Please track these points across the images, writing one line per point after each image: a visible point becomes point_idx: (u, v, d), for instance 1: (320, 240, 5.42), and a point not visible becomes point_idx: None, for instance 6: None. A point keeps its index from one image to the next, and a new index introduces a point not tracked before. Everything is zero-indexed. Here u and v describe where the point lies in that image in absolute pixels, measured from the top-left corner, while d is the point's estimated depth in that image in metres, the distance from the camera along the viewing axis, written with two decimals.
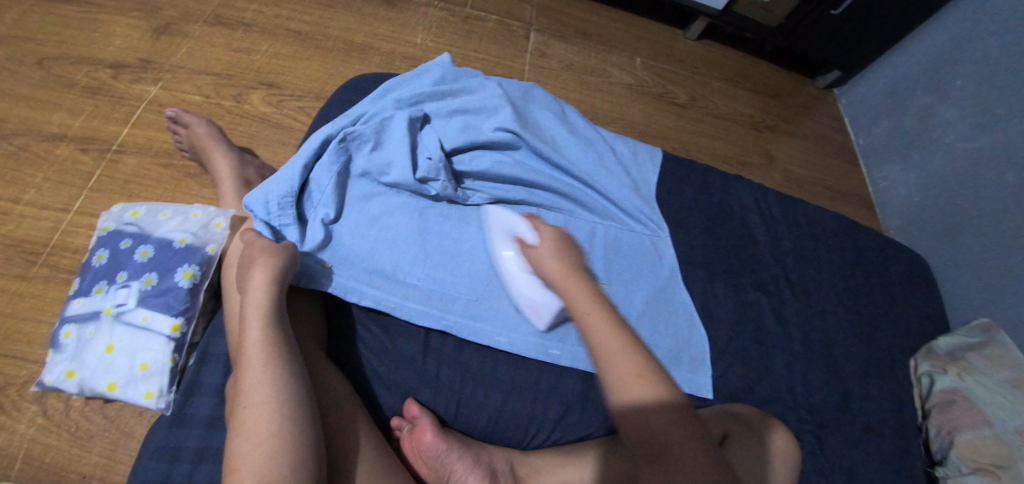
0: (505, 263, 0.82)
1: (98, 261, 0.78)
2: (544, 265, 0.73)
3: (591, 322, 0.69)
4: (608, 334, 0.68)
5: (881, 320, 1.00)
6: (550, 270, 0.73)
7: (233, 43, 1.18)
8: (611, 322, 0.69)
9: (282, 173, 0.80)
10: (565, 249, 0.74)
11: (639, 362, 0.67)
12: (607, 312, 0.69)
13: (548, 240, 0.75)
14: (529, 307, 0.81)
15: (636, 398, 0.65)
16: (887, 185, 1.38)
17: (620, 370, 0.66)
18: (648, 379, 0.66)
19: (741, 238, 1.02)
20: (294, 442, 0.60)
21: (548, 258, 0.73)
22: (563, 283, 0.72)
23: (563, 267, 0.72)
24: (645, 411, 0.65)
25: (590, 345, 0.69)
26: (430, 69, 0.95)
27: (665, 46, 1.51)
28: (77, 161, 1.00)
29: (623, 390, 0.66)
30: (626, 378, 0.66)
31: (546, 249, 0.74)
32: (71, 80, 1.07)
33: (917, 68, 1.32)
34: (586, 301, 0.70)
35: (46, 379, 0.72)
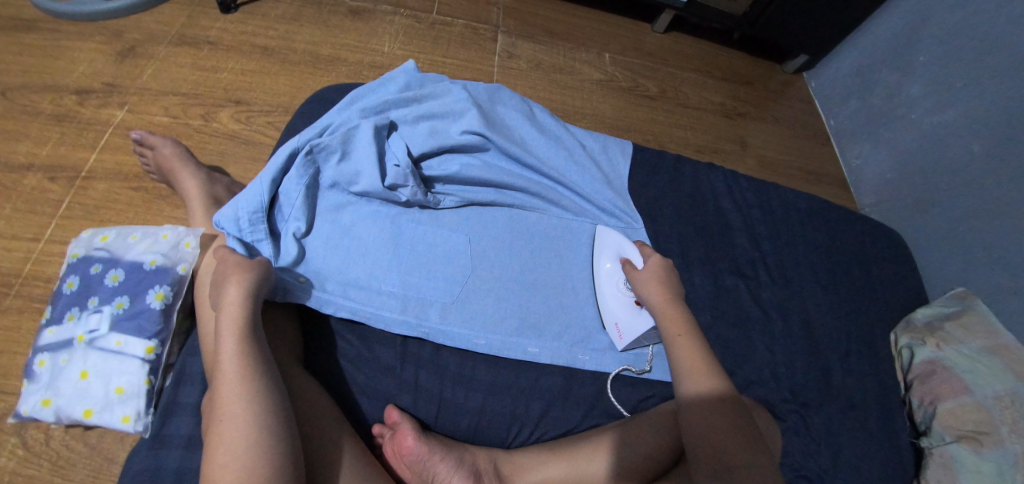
0: (602, 279, 0.89)
1: (68, 287, 0.77)
2: (647, 288, 0.83)
3: (683, 340, 0.78)
4: (694, 350, 0.76)
5: (858, 296, 1.02)
6: (651, 293, 0.83)
7: (199, 61, 1.17)
8: (699, 344, 0.77)
9: (251, 189, 0.80)
10: (667, 282, 0.84)
11: (716, 380, 0.74)
12: (694, 335, 0.78)
13: (652, 271, 0.85)
14: (615, 324, 0.86)
15: (705, 404, 0.72)
16: (860, 163, 1.40)
17: (695, 381, 0.74)
18: (717, 392, 0.73)
19: (715, 225, 1.04)
20: (271, 454, 0.60)
21: (649, 284, 0.83)
22: (663, 308, 0.81)
23: (662, 294, 0.82)
24: (712, 421, 0.71)
25: (674, 359, 0.77)
26: (394, 76, 0.95)
27: (633, 41, 1.53)
28: (45, 189, 1.00)
29: (696, 399, 0.73)
30: (705, 387, 0.73)
31: (648, 276, 0.84)
32: (35, 108, 1.07)
33: (881, 47, 1.35)
34: (681, 325, 0.79)
35: (21, 409, 0.72)
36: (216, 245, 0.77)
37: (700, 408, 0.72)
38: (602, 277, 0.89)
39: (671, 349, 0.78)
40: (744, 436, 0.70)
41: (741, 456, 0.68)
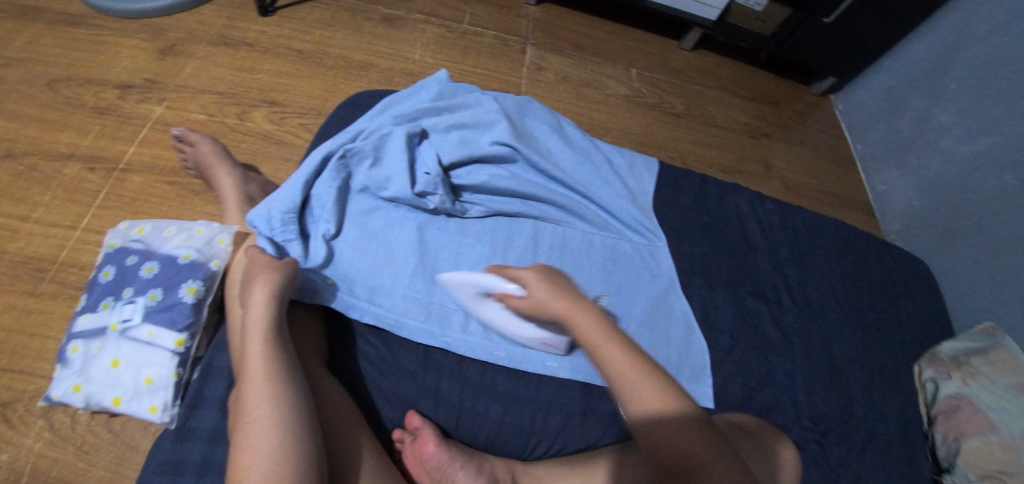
0: (494, 316, 0.80)
1: (104, 277, 0.79)
2: (544, 305, 0.73)
3: (606, 350, 0.70)
4: (622, 361, 0.69)
5: (882, 325, 1.01)
6: (552, 309, 0.73)
7: (236, 62, 1.20)
8: (624, 350, 0.70)
9: (284, 190, 0.82)
10: (558, 286, 0.74)
11: (656, 387, 0.68)
12: (615, 339, 0.71)
13: (537, 285, 0.74)
14: (544, 343, 0.80)
15: (653, 415, 0.66)
16: (887, 189, 1.38)
17: (635, 391, 0.68)
18: (661, 397, 0.67)
19: (739, 247, 1.03)
20: (296, 455, 0.61)
21: (546, 298, 0.73)
22: (570, 320, 0.72)
23: (563, 302, 0.73)
24: (671, 434, 0.66)
25: (608, 374, 0.70)
26: (428, 85, 0.97)
27: (660, 57, 1.53)
28: (84, 179, 1.02)
29: (643, 411, 0.67)
30: (644, 398, 0.67)
31: (536, 293, 0.73)
32: (78, 100, 1.10)
33: (913, 73, 1.34)
34: (594, 334, 0.71)
35: (53, 394, 0.73)
36: (247, 245, 0.79)
37: (649, 427, 0.67)
38: (489, 315, 0.80)
39: (599, 364, 0.71)
40: (711, 442, 0.65)
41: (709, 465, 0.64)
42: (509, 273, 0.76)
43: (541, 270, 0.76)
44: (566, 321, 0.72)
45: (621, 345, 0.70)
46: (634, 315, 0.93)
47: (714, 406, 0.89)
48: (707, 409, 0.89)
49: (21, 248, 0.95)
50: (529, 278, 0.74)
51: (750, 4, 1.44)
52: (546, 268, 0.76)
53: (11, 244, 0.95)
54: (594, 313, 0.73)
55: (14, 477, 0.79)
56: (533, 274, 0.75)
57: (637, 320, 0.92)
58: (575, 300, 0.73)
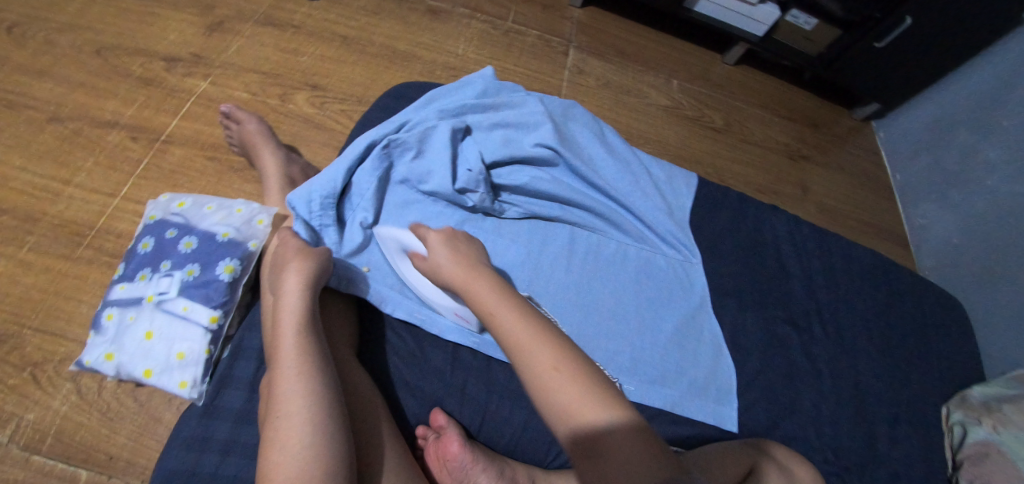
0: (410, 276, 0.82)
1: (143, 248, 0.81)
2: (443, 267, 0.75)
3: (501, 314, 0.70)
4: (512, 320, 0.69)
5: (920, 362, 0.96)
6: (449, 271, 0.75)
7: (282, 43, 1.20)
8: (516, 311, 0.70)
9: (327, 172, 0.82)
10: (459, 250, 0.77)
11: (549, 345, 0.67)
12: (510, 300, 0.71)
13: (439, 248, 0.77)
14: (454, 313, 0.80)
15: (545, 372, 0.66)
16: (925, 223, 1.32)
17: (532, 349, 0.67)
18: (553, 354, 0.67)
19: (774, 269, 1.00)
20: (325, 453, 0.61)
21: (448, 262, 0.75)
22: (467, 284, 0.73)
23: (461, 269, 0.74)
24: (563, 396, 0.65)
25: (503, 339, 0.69)
26: (473, 80, 0.96)
27: (702, 70, 1.50)
28: (127, 148, 1.03)
29: (535, 370, 0.66)
30: (535, 355, 0.67)
31: (440, 254, 0.76)
32: (126, 70, 1.11)
33: (961, 105, 1.28)
34: (490, 298, 0.71)
35: (86, 359, 0.75)
36: (282, 231, 0.78)
37: (544, 383, 0.65)
38: (409, 277, 0.82)
39: (494, 329, 0.70)
40: (605, 396, 0.65)
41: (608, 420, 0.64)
42: (421, 233, 0.80)
43: (446, 233, 0.79)
44: (463, 289, 0.73)
45: (514, 307, 0.71)
46: (663, 331, 0.91)
47: (737, 429, 0.87)
48: (730, 433, 0.87)
49: (61, 211, 0.96)
50: (433, 239, 0.78)
51: (799, 23, 1.37)
52: (453, 232, 0.79)
53: (52, 207, 0.96)
54: (490, 278, 0.74)
55: (40, 437, 0.81)
56: (437, 236, 0.78)
57: (665, 336, 0.91)
58: (472, 266, 0.75)
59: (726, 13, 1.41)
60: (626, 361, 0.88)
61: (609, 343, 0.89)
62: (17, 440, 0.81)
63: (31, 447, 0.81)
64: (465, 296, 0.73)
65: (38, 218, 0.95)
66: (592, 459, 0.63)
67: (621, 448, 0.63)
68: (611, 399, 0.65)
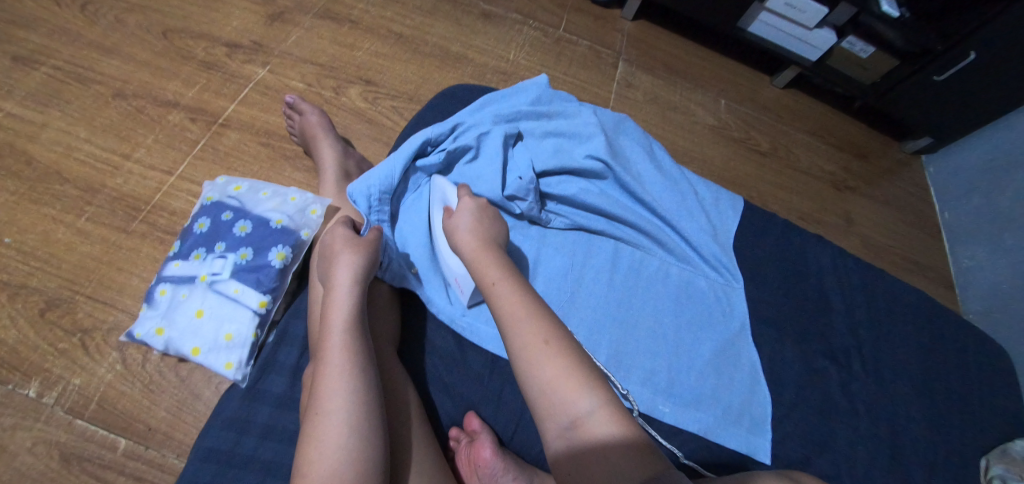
0: (435, 229, 0.84)
1: (199, 228, 0.84)
2: (456, 238, 0.77)
3: (501, 290, 0.71)
4: (509, 295, 0.70)
5: (964, 410, 0.92)
6: (461, 243, 0.77)
7: (339, 37, 1.22)
8: (517, 286, 0.71)
9: (382, 167, 0.83)
10: (481, 224, 0.79)
11: (540, 324, 0.68)
12: (513, 277, 0.73)
13: (464, 214, 0.79)
14: (454, 280, 0.81)
15: (529, 348, 0.66)
16: (972, 265, 1.28)
17: (519, 326, 0.68)
18: (542, 328, 0.67)
19: (815, 300, 0.97)
20: (361, 457, 0.62)
21: (460, 232, 0.78)
22: (475, 255, 0.75)
23: (475, 241, 0.76)
24: (547, 376, 0.64)
25: (498, 312, 0.70)
26: (528, 87, 0.96)
27: (751, 92, 1.48)
28: (185, 128, 1.06)
29: (521, 344, 0.67)
30: (523, 330, 0.67)
31: (458, 221, 0.79)
32: (190, 53, 1.14)
33: (1020, 146, 1.23)
34: (494, 272, 0.73)
35: (137, 332, 0.78)
36: (339, 221, 0.79)
37: (527, 356, 0.66)
38: (435, 229, 0.85)
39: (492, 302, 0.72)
40: (587, 377, 0.64)
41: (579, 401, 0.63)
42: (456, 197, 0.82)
43: (479, 203, 0.81)
44: (471, 262, 0.75)
45: (515, 284, 0.72)
46: (701, 355, 0.90)
47: (770, 461, 0.84)
48: (762, 463, 0.85)
49: (119, 185, 1.00)
50: (465, 204, 0.80)
51: (854, 50, 1.33)
52: (486, 205, 0.81)
53: (112, 180, 1.00)
54: (500, 256, 0.75)
55: (84, 403, 0.84)
56: (470, 201, 0.81)
57: (702, 360, 0.90)
58: (484, 240, 0.77)
59: (780, 35, 1.38)
60: (662, 382, 0.87)
61: (646, 361, 0.88)
62: (62, 403, 0.83)
63: (74, 411, 0.83)
64: (473, 269, 0.76)
65: (97, 190, 0.99)
66: (564, 432, 0.63)
67: (598, 429, 0.62)
68: (592, 383, 0.64)
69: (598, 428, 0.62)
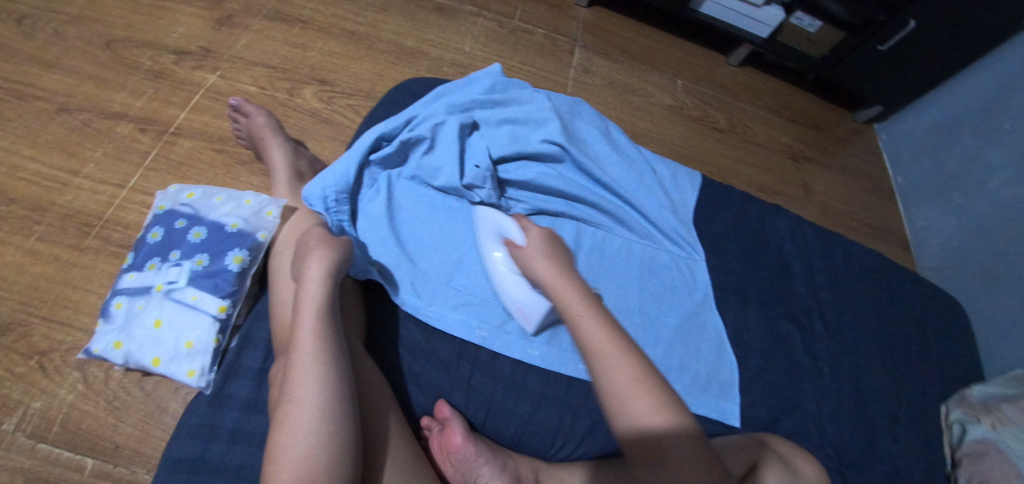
0: (493, 261, 0.83)
1: (153, 238, 0.82)
2: (533, 265, 0.78)
3: (586, 319, 0.72)
4: (597, 327, 0.71)
5: (922, 363, 0.96)
6: (539, 270, 0.77)
7: (290, 38, 1.20)
8: (601, 317, 0.72)
9: (337, 167, 0.82)
10: (554, 252, 0.79)
11: (630, 359, 0.69)
12: (596, 308, 0.73)
13: (538, 244, 0.79)
14: (518, 310, 0.81)
15: (620, 384, 0.67)
16: (925, 225, 1.33)
17: (609, 361, 0.69)
18: (631, 364, 0.68)
19: (776, 267, 1.00)
20: (334, 442, 0.61)
21: (536, 260, 0.78)
22: (556, 284, 0.75)
23: (553, 269, 0.77)
24: (638, 410, 0.66)
25: (583, 343, 0.71)
26: (481, 77, 0.96)
27: (707, 71, 1.50)
28: (135, 139, 1.04)
29: (610, 380, 0.68)
30: (614, 366, 0.68)
31: (535, 251, 0.79)
32: (135, 62, 1.11)
33: (963, 110, 1.28)
34: (577, 302, 0.73)
35: (94, 347, 0.77)
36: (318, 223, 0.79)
37: (617, 393, 0.67)
38: (492, 259, 0.83)
39: (577, 332, 0.72)
40: (673, 413, 0.66)
41: (670, 434, 0.65)
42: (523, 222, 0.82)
43: (547, 232, 0.81)
44: (551, 290, 0.76)
45: (599, 315, 0.72)
46: (668, 327, 0.91)
47: (740, 425, 0.87)
48: (733, 428, 0.87)
49: (70, 202, 0.97)
50: (535, 235, 0.80)
51: (803, 25, 1.37)
52: (553, 235, 0.81)
53: (61, 197, 0.97)
54: (579, 284, 0.76)
55: (47, 426, 0.82)
56: (539, 231, 0.81)
57: (670, 332, 0.91)
58: (562, 268, 0.77)
59: (730, 14, 1.40)
60: None
61: None
62: (23, 428, 0.81)
63: (36, 435, 0.81)
64: (552, 296, 0.76)
65: (46, 208, 0.96)
66: (652, 466, 0.65)
67: (684, 463, 0.64)
68: (681, 420, 0.66)
69: (685, 464, 0.64)
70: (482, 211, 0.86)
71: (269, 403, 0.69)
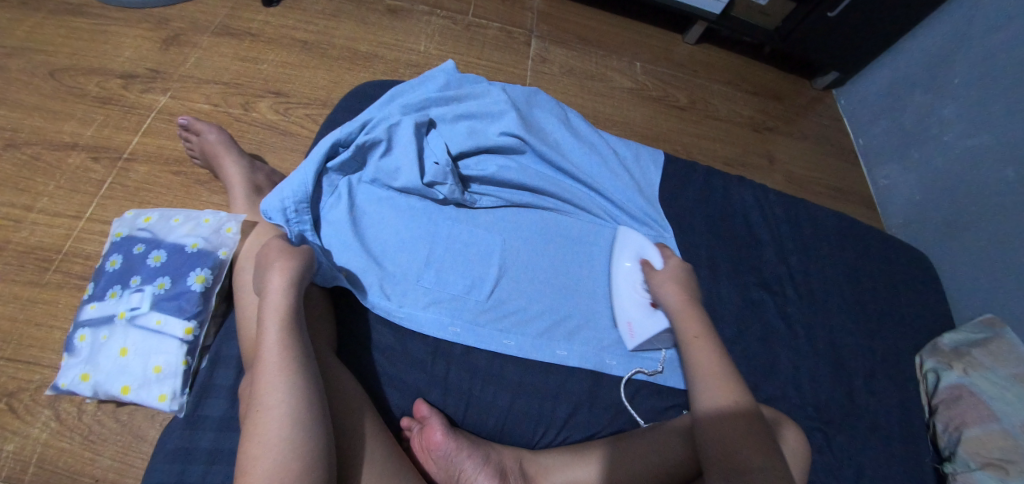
0: (619, 276, 0.89)
1: (111, 266, 0.81)
2: (664, 287, 0.85)
3: (699, 344, 0.79)
4: (709, 353, 0.77)
5: (891, 317, 0.98)
6: (668, 294, 0.84)
7: (241, 52, 1.19)
8: (715, 347, 0.78)
9: (295, 177, 0.81)
10: (688, 282, 0.85)
11: (731, 385, 0.74)
12: (712, 337, 0.79)
13: (670, 271, 0.87)
14: (627, 323, 0.86)
15: (718, 405, 0.73)
16: (888, 183, 1.36)
17: (708, 385, 0.75)
18: (732, 391, 0.74)
19: (744, 237, 1.01)
20: (305, 448, 0.61)
21: (665, 285, 0.84)
22: (681, 309, 0.82)
23: (681, 295, 0.83)
24: (729, 427, 0.71)
25: (691, 365, 0.78)
26: (435, 75, 0.96)
27: (665, 51, 1.52)
28: (88, 169, 1.02)
29: (711, 401, 0.74)
30: (717, 388, 0.74)
31: (666, 276, 0.85)
32: (82, 90, 1.08)
33: (915, 67, 1.31)
34: (695, 328, 0.80)
35: (61, 382, 0.75)
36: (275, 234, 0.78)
37: (714, 411, 0.73)
38: (622, 274, 0.89)
39: (688, 354, 0.79)
40: (761, 441, 0.70)
41: (753, 458, 0.68)
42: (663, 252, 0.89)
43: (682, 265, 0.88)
44: (673, 313, 0.82)
45: (713, 344, 0.78)
46: None
47: None
48: None
49: (25, 238, 0.95)
50: (672, 264, 0.87)
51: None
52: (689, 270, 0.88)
53: (15, 234, 0.95)
54: (702, 315, 0.82)
55: (21, 467, 0.80)
56: (676, 262, 0.87)
57: None
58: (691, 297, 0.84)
59: None
60: (609, 338, 0.87)
61: (592, 324, 0.87)
62: None
63: (11, 477, 0.79)
64: (673, 319, 0.82)
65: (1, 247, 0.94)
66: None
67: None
68: (766, 448, 0.69)
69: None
70: (625, 232, 0.93)
71: (240, 416, 0.69)
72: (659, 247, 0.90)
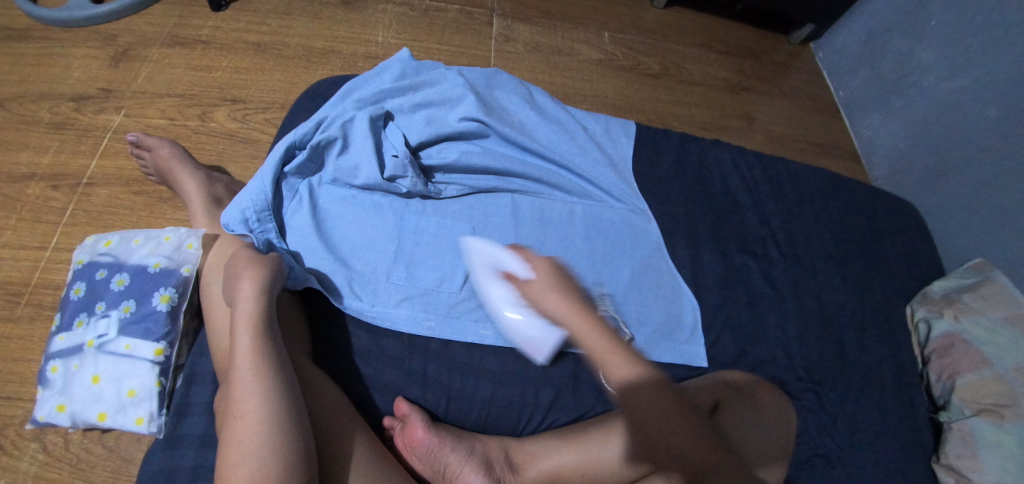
0: (492, 295, 0.79)
1: (75, 294, 0.80)
2: (543, 300, 0.70)
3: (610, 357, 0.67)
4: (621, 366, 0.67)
5: (875, 269, 0.97)
6: (549, 305, 0.70)
7: (193, 61, 1.16)
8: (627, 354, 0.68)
9: (253, 185, 0.80)
10: (559, 284, 0.71)
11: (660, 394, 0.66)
12: (616, 344, 0.67)
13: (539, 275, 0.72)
14: (527, 343, 0.78)
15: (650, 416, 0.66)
16: (871, 133, 1.34)
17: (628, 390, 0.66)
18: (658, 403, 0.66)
19: (722, 202, 1.00)
20: (284, 451, 0.61)
21: (549, 298, 0.69)
22: (570, 322, 0.68)
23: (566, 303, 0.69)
24: (678, 434, 0.66)
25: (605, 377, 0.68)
26: (390, 65, 0.95)
27: (633, 18, 1.49)
28: (49, 197, 1.00)
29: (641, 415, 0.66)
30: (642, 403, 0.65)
31: (544, 288, 0.70)
32: (34, 117, 1.06)
33: (891, 13, 1.29)
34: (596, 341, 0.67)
35: (38, 416, 0.75)
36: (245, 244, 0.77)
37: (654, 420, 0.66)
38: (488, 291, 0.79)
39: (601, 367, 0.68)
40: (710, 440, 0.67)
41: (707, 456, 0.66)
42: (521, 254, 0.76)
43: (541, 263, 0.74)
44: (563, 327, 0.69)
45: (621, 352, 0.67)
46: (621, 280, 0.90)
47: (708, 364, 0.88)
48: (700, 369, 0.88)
49: None
50: (540, 268, 0.73)
51: None
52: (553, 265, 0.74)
53: None
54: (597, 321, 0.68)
55: None
56: (541, 263, 0.74)
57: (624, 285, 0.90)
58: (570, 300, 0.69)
59: None
60: None
61: None
62: None
63: None
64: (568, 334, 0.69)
65: None
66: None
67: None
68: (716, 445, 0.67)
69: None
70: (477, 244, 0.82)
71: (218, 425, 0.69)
72: (514, 251, 0.77)
